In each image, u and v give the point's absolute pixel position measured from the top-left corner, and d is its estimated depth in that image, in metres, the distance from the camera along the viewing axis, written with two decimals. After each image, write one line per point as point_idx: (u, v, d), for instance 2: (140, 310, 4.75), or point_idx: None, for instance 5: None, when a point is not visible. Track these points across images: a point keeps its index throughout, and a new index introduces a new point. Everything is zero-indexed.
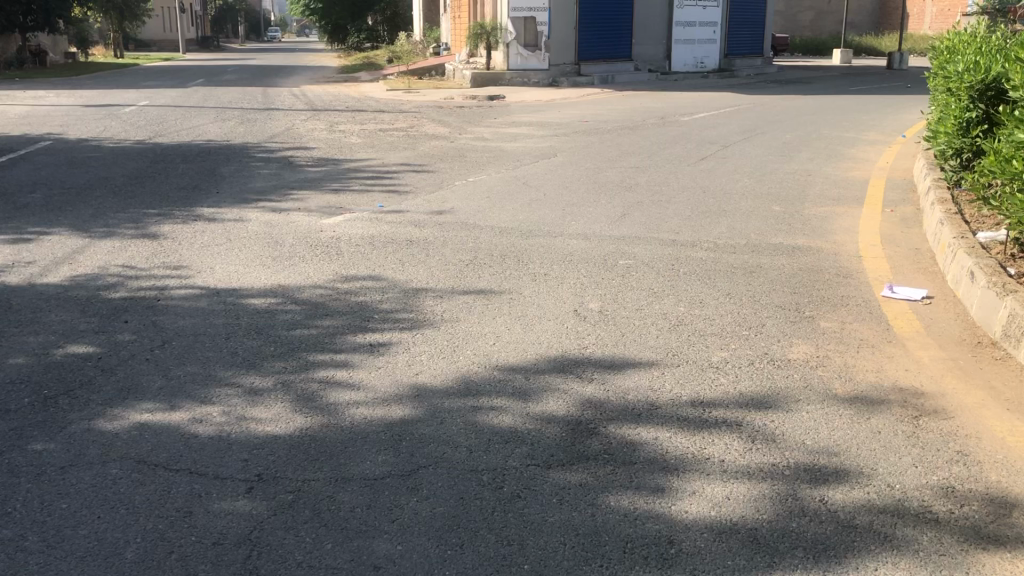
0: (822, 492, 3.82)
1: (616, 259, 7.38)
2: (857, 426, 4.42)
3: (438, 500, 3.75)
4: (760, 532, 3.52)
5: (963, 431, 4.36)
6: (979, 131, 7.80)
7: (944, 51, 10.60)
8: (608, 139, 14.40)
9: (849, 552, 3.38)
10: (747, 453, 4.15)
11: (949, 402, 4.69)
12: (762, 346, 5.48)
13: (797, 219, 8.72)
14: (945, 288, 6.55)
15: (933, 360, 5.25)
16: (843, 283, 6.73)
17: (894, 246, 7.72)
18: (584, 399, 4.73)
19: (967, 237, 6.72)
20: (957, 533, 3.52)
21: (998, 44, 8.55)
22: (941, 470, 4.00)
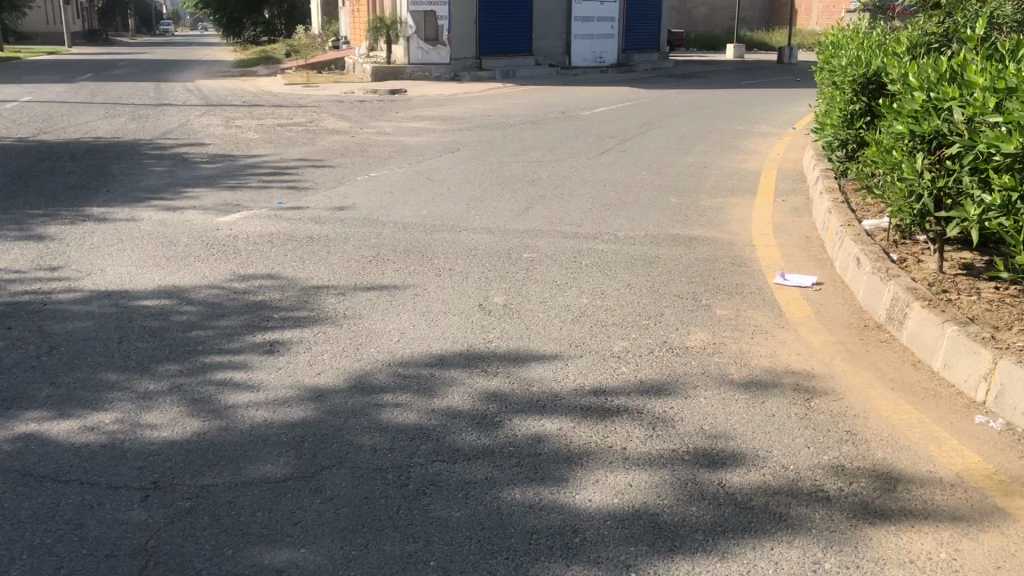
0: (720, 476, 3.92)
1: (519, 252, 7.42)
2: (751, 410, 4.55)
3: (342, 501, 3.70)
4: (661, 518, 3.59)
5: (851, 412, 4.55)
6: (862, 123, 8.07)
7: (829, 46, 10.98)
8: (511, 133, 14.46)
9: (745, 533, 3.49)
10: (648, 439, 4.23)
11: (837, 383, 4.88)
12: (661, 334, 5.59)
13: (693, 210, 8.93)
14: (833, 274, 6.81)
15: (822, 344, 5.45)
16: (738, 272, 6.92)
17: (785, 234, 7.99)
18: (488, 392, 4.74)
19: (853, 225, 6.99)
20: (846, 509, 3.66)
21: (878, 40, 8.87)
22: (831, 450, 4.15)
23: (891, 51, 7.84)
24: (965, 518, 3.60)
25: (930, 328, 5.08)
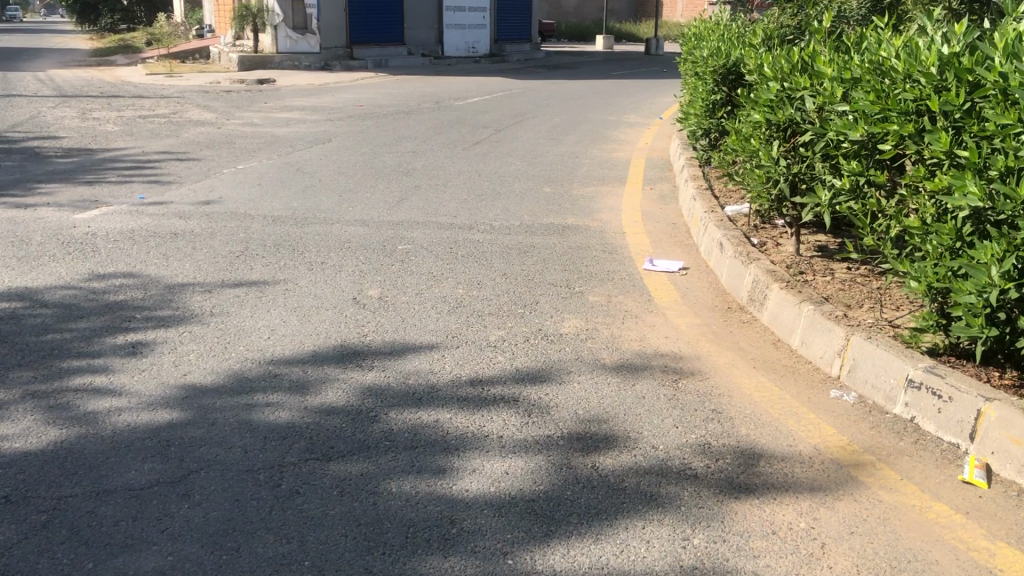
0: (594, 459, 3.99)
1: (394, 244, 7.34)
2: (623, 393, 4.66)
3: (211, 505, 3.58)
4: (537, 503, 3.63)
5: (717, 391, 4.71)
6: (723, 112, 8.34)
7: (692, 38, 11.31)
8: (384, 123, 14.30)
9: (618, 514, 3.57)
10: (523, 426, 4.27)
11: (704, 364, 5.05)
12: (536, 322, 5.65)
13: (566, 199, 9.06)
14: (699, 258, 7.04)
15: (689, 327, 5.63)
16: (609, 259, 7.06)
17: (653, 221, 8.20)
18: (363, 387, 4.68)
19: (716, 211, 7.24)
20: (713, 486, 3.79)
21: (737, 33, 9.19)
22: (698, 429, 4.29)
23: (747, 43, 8.14)
24: (822, 488, 3.79)
25: (788, 309, 5.31)
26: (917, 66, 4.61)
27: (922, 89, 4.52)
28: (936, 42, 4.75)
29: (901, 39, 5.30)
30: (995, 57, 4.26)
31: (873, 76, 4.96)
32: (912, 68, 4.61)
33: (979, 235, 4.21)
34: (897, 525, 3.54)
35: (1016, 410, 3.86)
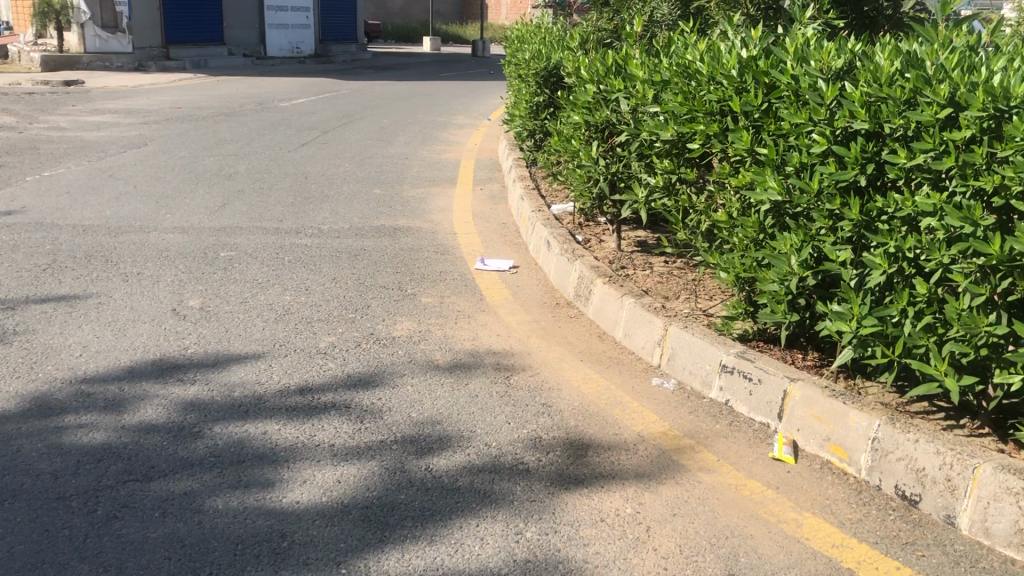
0: (427, 461, 3.99)
1: (216, 251, 7.07)
2: (455, 393, 4.68)
3: (17, 538, 3.33)
4: (371, 510, 3.59)
5: (547, 385, 4.82)
6: (546, 114, 8.53)
7: (515, 41, 11.52)
8: (204, 126, 13.74)
9: (453, 514, 3.58)
10: (355, 433, 4.22)
11: (533, 360, 5.15)
12: (367, 326, 5.59)
13: (396, 201, 9.00)
14: (527, 257, 7.17)
15: (519, 324, 5.73)
16: (440, 260, 7.08)
17: (484, 221, 8.28)
18: (185, 402, 4.48)
19: (543, 210, 7.40)
20: (544, 479, 3.88)
21: (557, 35, 9.38)
22: (529, 423, 4.38)
23: (566, 47, 8.34)
24: (646, 474, 3.95)
25: (611, 303, 5.51)
26: (720, 69, 4.88)
27: (724, 90, 4.79)
28: (736, 46, 5.05)
29: (706, 43, 5.58)
30: (788, 60, 4.57)
31: (681, 79, 5.23)
32: (715, 70, 4.88)
33: (779, 227, 4.51)
34: (715, 504, 3.74)
35: (817, 389, 4.17)
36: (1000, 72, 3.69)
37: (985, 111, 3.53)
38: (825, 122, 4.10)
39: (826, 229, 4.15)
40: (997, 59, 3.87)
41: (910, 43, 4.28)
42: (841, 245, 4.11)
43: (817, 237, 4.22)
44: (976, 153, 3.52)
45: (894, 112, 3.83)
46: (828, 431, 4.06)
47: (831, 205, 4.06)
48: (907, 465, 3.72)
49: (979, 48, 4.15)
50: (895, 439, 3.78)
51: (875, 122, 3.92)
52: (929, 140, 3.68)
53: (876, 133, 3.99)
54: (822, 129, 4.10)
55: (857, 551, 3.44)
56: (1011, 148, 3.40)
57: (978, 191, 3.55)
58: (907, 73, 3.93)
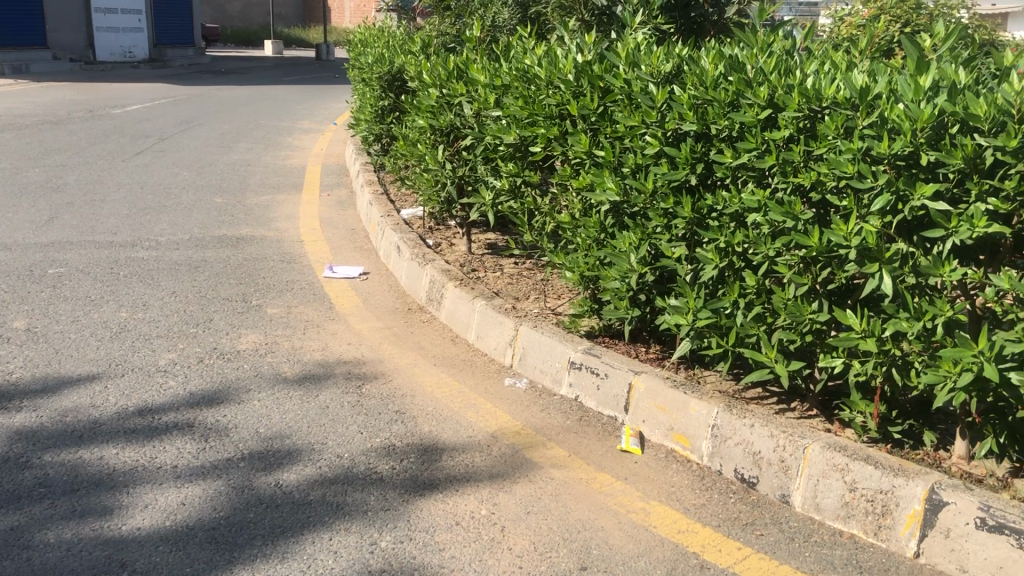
0: (276, 476, 3.89)
1: (43, 268, 6.65)
2: (305, 406, 4.58)
3: None
4: (218, 531, 3.47)
5: (400, 392, 4.79)
6: (391, 118, 8.48)
7: (358, 45, 11.39)
8: (26, 135, 12.90)
9: (305, 529, 3.50)
10: (200, 452, 4.06)
11: (385, 367, 5.11)
12: (211, 341, 5.39)
13: (239, 210, 8.73)
14: (377, 262, 7.10)
15: (370, 331, 5.67)
16: (286, 269, 6.91)
17: (332, 228, 8.14)
18: (10, 432, 4.18)
19: (392, 215, 7.35)
20: (399, 487, 3.85)
21: (399, 39, 9.33)
22: (382, 432, 4.33)
23: (408, 51, 8.32)
24: (499, 474, 3.99)
25: (462, 306, 5.53)
26: (557, 73, 5.00)
27: (562, 94, 4.91)
28: (572, 51, 5.18)
29: (544, 48, 5.70)
30: (620, 65, 4.72)
31: (521, 83, 5.32)
32: (553, 75, 5.00)
33: (619, 226, 4.66)
34: (567, 499, 3.82)
35: (659, 380, 4.32)
36: (813, 75, 3.92)
37: (800, 112, 3.75)
38: (657, 124, 4.27)
39: (662, 227, 4.32)
40: (810, 62, 4.11)
41: (731, 47, 4.50)
42: (677, 241, 4.29)
43: (654, 235, 4.39)
44: (793, 151, 3.74)
45: (719, 114, 4.02)
46: (672, 421, 4.22)
47: (666, 204, 4.24)
48: (745, 449, 3.91)
49: (794, 52, 4.41)
50: (733, 425, 3.97)
51: (702, 123, 4.10)
52: (751, 139, 3.88)
53: (704, 134, 4.18)
54: (654, 132, 4.28)
55: (701, 534, 3.59)
56: (824, 146, 3.62)
57: (797, 187, 3.76)
58: (730, 76, 4.14)
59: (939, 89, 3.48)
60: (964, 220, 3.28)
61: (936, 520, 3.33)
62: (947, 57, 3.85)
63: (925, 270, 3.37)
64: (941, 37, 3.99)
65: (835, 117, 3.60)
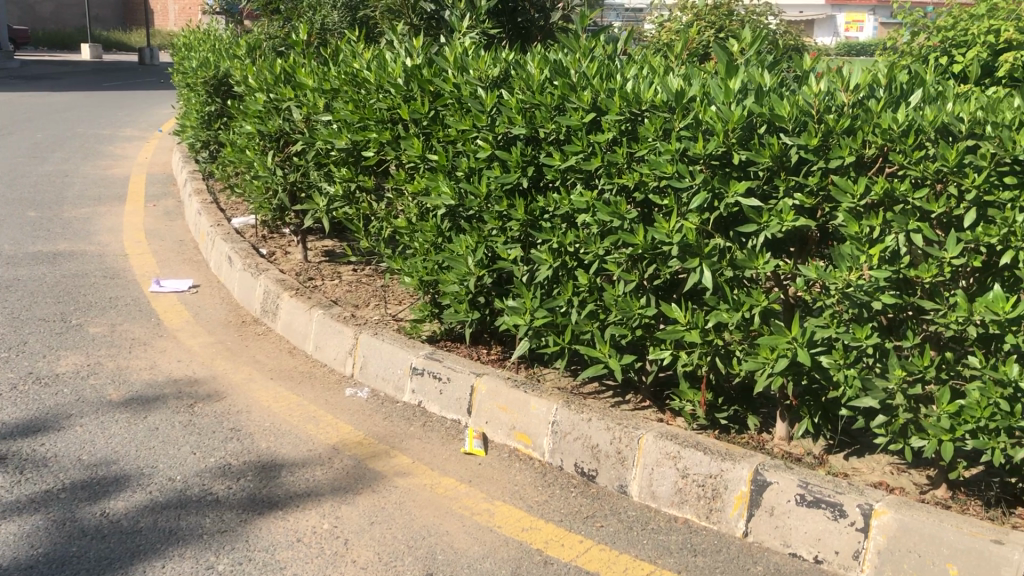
0: (102, 506, 3.67)
1: None
2: (133, 429, 4.35)
3: None
4: (37, 569, 3.23)
5: (235, 408, 4.63)
6: (219, 124, 8.17)
7: (182, 48, 10.94)
8: None
9: (135, 559, 3.32)
10: (14, 486, 3.78)
11: (219, 384, 4.92)
12: (25, 366, 5.03)
13: (55, 224, 8.19)
14: (208, 274, 6.83)
15: (202, 346, 5.45)
16: (109, 285, 6.54)
17: (158, 240, 7.78)
18: None
19: (222, 224, 7.09)
20: (236, 507, 3.72)
21: (225, 43, 9.02)
22: (217, 451, 4.17)
23: (234, 54, 8.05)
24: (342, 486, 3.92)
25: (299, 316, 5.40)
26: (386, 77, 4.96)
27: (393, 98, 4.89)
28: (401, 55, 5.15)
29: (373, 51, 5.64)
30: (449, 69, 4.74)
31: (350, 87, 5.25)
32: (383, 79, 4.96)
33: (455, 229, 4.68)
34: (412, 507, 3.79)
35: (500, 380, 4.37)
36: (633, 78, 4.05)
37: (622, 115, 3.88)
38: (488, 127, 4.32)
39: (497, 230, 4.37)
40: (630, 66, 4.25)
41: (555, 52, 4.61)
42: (512, 243, 4.35)
43: (489, 238, 4.43)
44: (618, 153, 3.87)
45: (547, 118, 4.11)
46: (513, 421, 4.27)
47: (499, 207, 4.29)
48: (584, 443, 4.00)
49: (615, 56, 4.56)
50: (572, 421, 4.06)
51: (530, 126, 4.17)
52: (578, 142, 3.99)
53: (533, 137, 4.25)
54: (485, 135, 4.33)
55: (544, 530, 3.65)
56: (645, 148, 3.76)
57: (622, 187, 3.89)
58: (555, 80, 4.23)
59: (747, 92, 3.68)
60: (774, 215, 3.48)
61: (761, 499, 3.52)
62: (753, 61, 4.08)
63: (742, 263, 3.56)
64: (747, 42, 4.22)
65: (654, 120, 3.74)
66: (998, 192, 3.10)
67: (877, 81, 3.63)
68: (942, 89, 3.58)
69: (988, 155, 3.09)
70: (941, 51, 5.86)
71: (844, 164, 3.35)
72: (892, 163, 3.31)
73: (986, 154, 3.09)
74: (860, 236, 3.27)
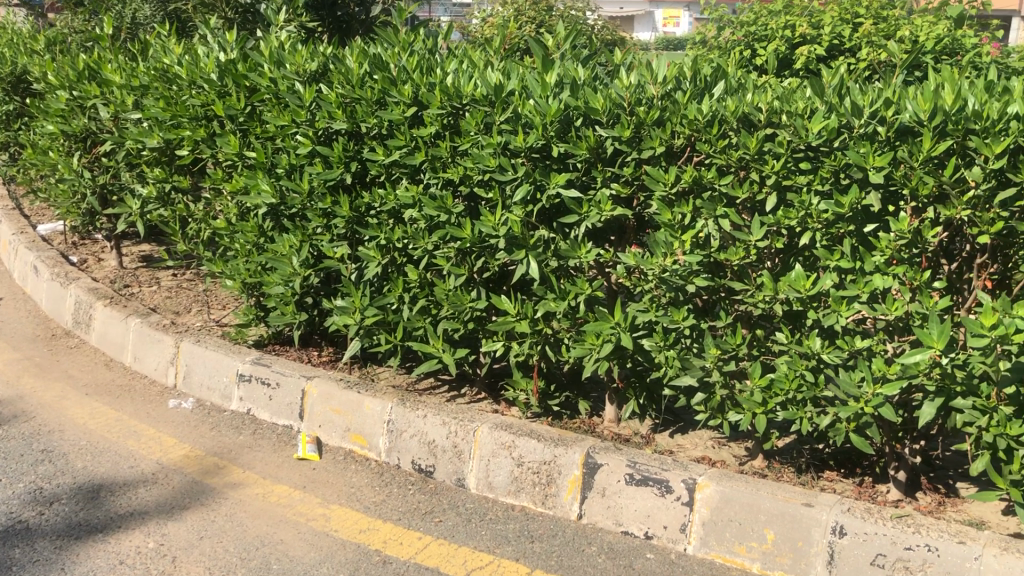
0: None
1: None
2: None
3: None
4: None
5: (46, 428, 4.32)
6: (18, 124, 7.61)
7: None
8: None
9: None
10: None
11: (27, 403, 4.59)
12: None
13: None
14: (12, 286, 6.35)
15: (7, 364, 5.06)
16: None
17: None
18: None
19: (26, 232, 6.60)
20: (49, 534, 3.47)
21: (22, 36, 8.41)
22: (26, 476, 3.88)
23: (31, 49, 7.51)
24: (167, 503, 3.74)
25: (115, 326, 5.11)
26: (198, 73, 4.76)
27: (206, 95, 4.70)
28: (214, 50, 4.95)
29: (183, 45, 5.39)
30: (264, 63, 4.59)
31: (160, 83, 5.01)
32: (194, 74, 4.76)
33: (278, 229, 4.55)
34: (244, 517, 3.66)
35: (332, 382, 4.29)
36: (453, 71, 4.05)
37: (443, 109, 3.87)
38: (307, 123, 4.23)
39: (322, 228, 4.28)
40: (449, 60, 4.25)
41: (374, 45, 4.55)
42: (338, 241, 4.27)
43: (314, 236, 4.33)
44: (440, 147, 3.86)
45: (368, 112, 4.06)
46: (348, 422, 4.20)
47: (323, 205, 4.20)
48: (420, 440, 3.99)
49: (435, 50, 4.55)
50: (407, 418, 4.03)
51: (351, 121, 4.12)
52: (400, 137, 3.95)
53: (355, 133, 4.19)
54: (305, 131, 4.23)
55: (382, 530, 3.60)
56: (468, 142, 3.78)
57: (447, 181, 3.89)
58: (375, 74, 4.17)
59: (563, 85, 3.75)
60: (594, 206, 3.58)
61: (594, 481, 3.62)
62: (569, 55, 4.17)
63: (565, 253, 3.64)
64: (562, 36, 4.31)
65: (474, 113, 3.76)
66: (795, 177, 3.29)
67: (683, 74, 3.79)
68: (743, 81, 3.76)
69: (784, 143, 3.26)
70: (744, 45, 6.18)
71: (656, 154, 3.49)
72: (700, 152, 3.46)
73: (782, 141, 3.26)
74: (673, 223, 3.42)
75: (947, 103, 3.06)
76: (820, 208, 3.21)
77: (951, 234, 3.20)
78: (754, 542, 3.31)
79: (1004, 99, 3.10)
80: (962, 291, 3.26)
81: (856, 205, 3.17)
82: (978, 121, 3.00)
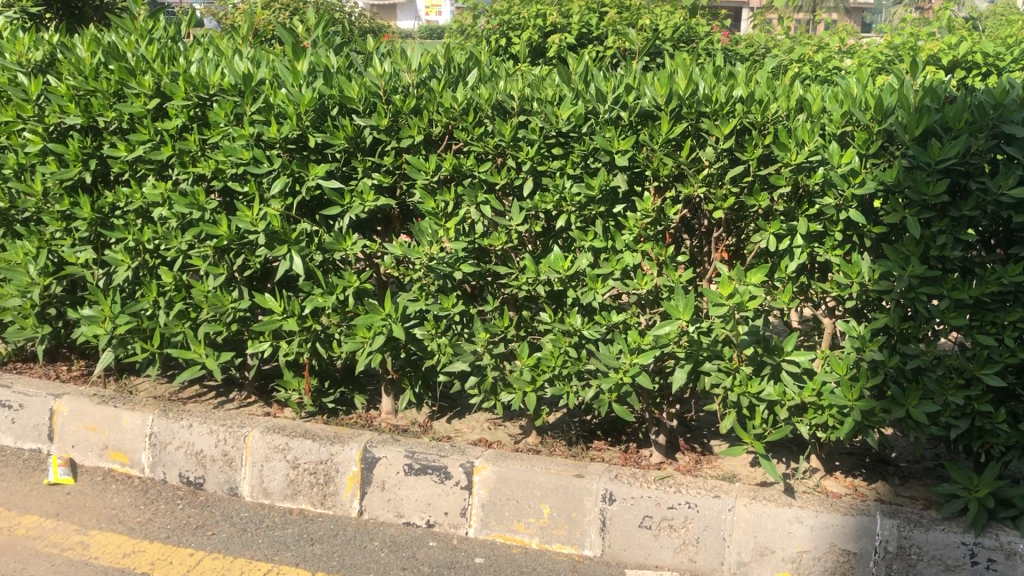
0: None
1: None
2: None
3: None
4: None
5: None
6: None
7: None
8: None
9: None
10: None
11: None
12: None
13: None
14: None
15: None
16: None
17: None
18: None
19: None
20: None
21: None
22: None
23: None
24: None
25: None
26: None
27: None
28: None
29: None
30: None
31: None
32: None
33: (11, 235, 4.16)
34: None
35: (84, 398, 3.98)
36: (197, 59, 3.84)
37: (190, 100, 3.66)
38: (35, 118, 3.91)
39: (61, 231, 3.96)
40: (194, 48, 4.02)
41: (108, 33, 4.24)
42: (81, 245, 3.97)
43: (53, 242, 4.00)
44: (188, 141, 3.66)
45: (105, 105, 3.77)
46: (104, 439, 3.91)
47: (61, 207, 3.89)
48: (186, 451, 3.78)
49: (177, 38, 4.29)
50: (170, 430, 3.80)
51: (87, 115, 3.82)
52: (143, 131, 3.73)
53: (91, 127, 3.90)
54: (33, 128, 3.90)
55: (148, 552, 3.38)
56: (217, 133, 3.60)
57: (198, 177, 3.69)
58: (109, 63, 3.86)
59: (315, 74, 3.65)
60: (356, 197, 3.53)
61: (372, 476, 3.58)
62: (321, 42, 4.06)
63: (330, 246, 3.55)
64: (313, 23, 4.18)
65: (223, 104, 3.59)
66: (549, 162, 3.39)
67: (437, 61, 3.79)
68: (495, 68, 3.82)
69: (537, 130, 3.35)
70: (498, 33, 6.31)
71: (415, 143, 3.49)
72: (457, 141, 3.48)
73: (535, 128, 3.35)
74: (437, 211, 3.44)
75: (681, 88, 3.25)
76: (572, 191, 3.34)
77: (691, 210, 3.42)
78: (531, 518, 3.40)
79: (730, 83, 3.33)
80: (703, 263, 3.50)
81: (606, 187, 3.32)
82: (708, 104, 3.22)
